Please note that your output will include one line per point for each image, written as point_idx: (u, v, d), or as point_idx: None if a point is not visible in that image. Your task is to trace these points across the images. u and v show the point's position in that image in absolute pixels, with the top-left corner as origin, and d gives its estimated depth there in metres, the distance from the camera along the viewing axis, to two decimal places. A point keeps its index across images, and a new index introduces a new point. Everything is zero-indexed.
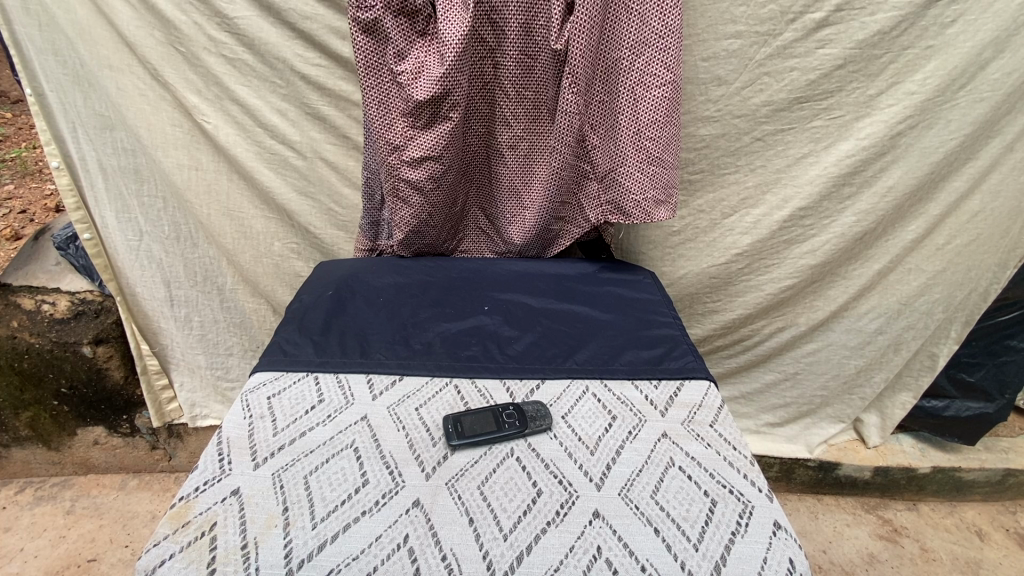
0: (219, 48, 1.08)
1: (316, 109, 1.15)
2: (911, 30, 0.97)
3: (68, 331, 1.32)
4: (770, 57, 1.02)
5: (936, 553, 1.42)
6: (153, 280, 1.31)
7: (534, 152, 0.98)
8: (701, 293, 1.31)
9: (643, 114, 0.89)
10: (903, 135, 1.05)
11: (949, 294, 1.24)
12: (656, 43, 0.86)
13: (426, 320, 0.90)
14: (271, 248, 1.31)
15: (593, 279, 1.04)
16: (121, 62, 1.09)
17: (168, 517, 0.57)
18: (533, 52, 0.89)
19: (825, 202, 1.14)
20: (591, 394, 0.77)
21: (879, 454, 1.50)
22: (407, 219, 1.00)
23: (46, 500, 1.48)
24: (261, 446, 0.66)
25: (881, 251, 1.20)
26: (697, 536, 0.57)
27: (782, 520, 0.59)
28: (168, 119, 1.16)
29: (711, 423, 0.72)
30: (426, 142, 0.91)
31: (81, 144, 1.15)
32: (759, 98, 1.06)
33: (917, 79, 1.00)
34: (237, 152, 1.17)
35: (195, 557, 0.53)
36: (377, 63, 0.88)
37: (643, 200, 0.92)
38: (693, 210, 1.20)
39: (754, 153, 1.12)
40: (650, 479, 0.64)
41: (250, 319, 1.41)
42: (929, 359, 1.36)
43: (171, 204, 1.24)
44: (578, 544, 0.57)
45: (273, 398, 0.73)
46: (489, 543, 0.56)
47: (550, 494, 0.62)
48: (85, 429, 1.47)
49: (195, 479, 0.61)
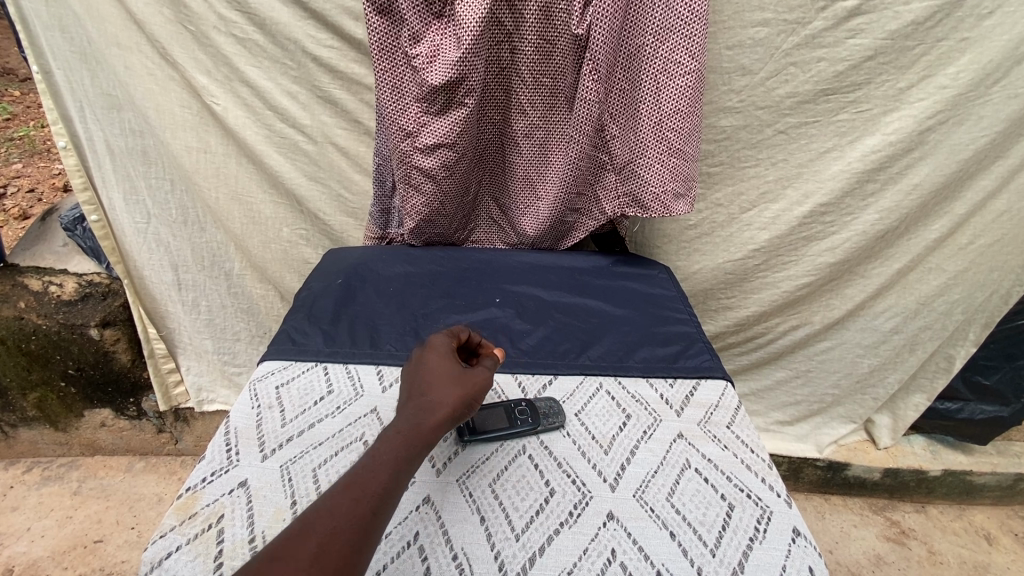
0: (228, 27, 1.06)
1: (327, 92, 1.12)
2: (946, 21, 0.93)
3: (75, 314, 1.30)
4: (798, 46, 0.98)
5: (943, 556, 1.41)
6: (160, 264, 1.30)
7: (549, 141, 0.95)
8: (715, 288, 1.29)
9: (664, 104, 0.86)
10: (932, 130, 1.02)
11: (969, 294, 1.21)
12: (681, 30, 0.82)
13: (436, 312, 0.89)
14: (279, 234, 1.29)
15: (606, 272, 1.02)
16: (128, 40, 1.06)
17: (174, 509, 0.56)
18: (551, 37, 0.86)
19: (848, 198, 1.11)
20: (605, 392, 0.75)
21: (890, 455, 1.48)
22: (419, 207, 0.98)
23: (53, 481, 1.49)
24: (269, 437, 0.65)
25: (903, 250, 1.17)
26: (714, 542, 0.56)
27: (802, 527, 0.58)
28: (176, 100, 1.13)
29: (728, 424, 0.70)
30: (439, 130, 0.89)
31: (88, 124, 1.14)
32: (783, 89, 1.02)
33: (949, 73, 0.96)
34: (247, 135, 1.15)
35: (201, 550, 0.52)
36: (391, 45, 0.85)
37: (662, 192, 0.90)
38: (710, 204, 1.17)
39: (775, 147, 1.09)
40: (665, 481, 0.62)
41: (258, 305, 1.40)
42: (945, 360, 1.33)
43: (178, 186, 1.23)
44: (592, 547, 0.55)
45: (282, 387, 0.72)
46: (501, 543, 0.55)
47: (563, 494, 0.60)
48: (91, 411, 1.47)
49: (201, 470, 0.60)
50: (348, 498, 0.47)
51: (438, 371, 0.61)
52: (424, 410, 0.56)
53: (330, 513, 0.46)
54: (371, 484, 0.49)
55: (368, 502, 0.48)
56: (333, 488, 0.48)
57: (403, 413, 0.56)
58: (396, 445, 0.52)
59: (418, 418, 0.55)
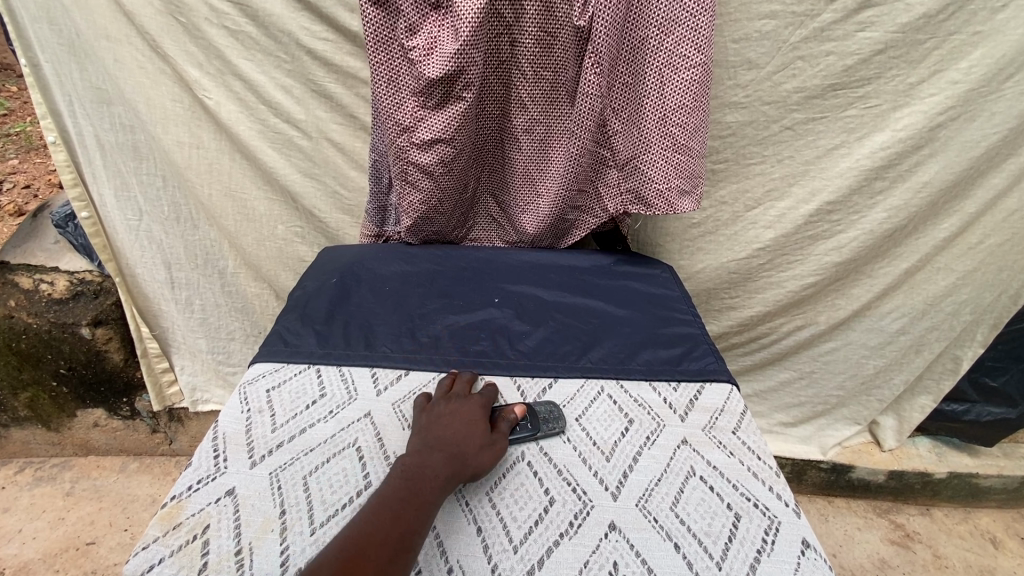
0: (220, 18, 1.03)
1: (322, 86, 1.10)
2: (959, 13, 0.90)
3: (66, 313, 1.28)
4: (806, 39, 0.95)
5: (948, 560, 1.39)
6: (153, 262, 1.28)
7: (550, 137, 0.93)
8: (719, 288, 1.26)
9: (669, 98, 0.83)
10: (942, 126, 0.99)
11: (978, 294, 1.19)
12: (687, 21, 0.79)
13: (433, 312, 0.86)
14: (274, 232, 1.27)
15: (608, 272, 0.99)
16: (117, 32, 1.04)
17: (158, 519, 0.53)
18: (553, 29, 0.83)
19: (855, 196, 1.08)
20: (607, 396, 0.73)
21: (895, 457, 1.46)
22: (416, 204, 0.95)
23: (45, 481, 1.47)
24: (258, 443, 0.62)
25: (911, 250, 1.14)
26: (720, 554, 0.53)
27: (811, 539, 0.55)
28: (167, 95, 1.10)
29: (734, 430, 0.68)
30: (436, 124, 0.86)
31: (77, 118, 1.11)
32: (791, 84, 1.00)
33: (961, 67, 0.94)
34: (240, 130, 1.13)
35: (185, 563, 0.50)
36: (387, 36, 0.83)
37: (666, 189, 0.87)
38: (714, 201, 1.14)
39: (781, 143, 1.06)
40: (669, 490, 0.60)
41: (253, 304, 1.37)
42: (952, 362, 1.31)
43: (171, 182, 1.20)
44: (593, 559, 0.53)
45: (273, 391, 0.69)
46: (498, 555, 0.53)
47: (563, 503, 0.58)
48: (83, 411, 1.45)
49: (187, 478, 0.58)
50: (396, 533, 0.50)
51: (469, 421, 0.62)
52: (457, 459, 0.58)
53: (383, 541, 0.49)
54: (418, 519, 0.52)
55: (413, 542, 0.50)
56: (383, 514, 0.51)
57: (438, 456, 0.57)
58: (435, 490, 0.54)
59: (454, 466, 0.57)
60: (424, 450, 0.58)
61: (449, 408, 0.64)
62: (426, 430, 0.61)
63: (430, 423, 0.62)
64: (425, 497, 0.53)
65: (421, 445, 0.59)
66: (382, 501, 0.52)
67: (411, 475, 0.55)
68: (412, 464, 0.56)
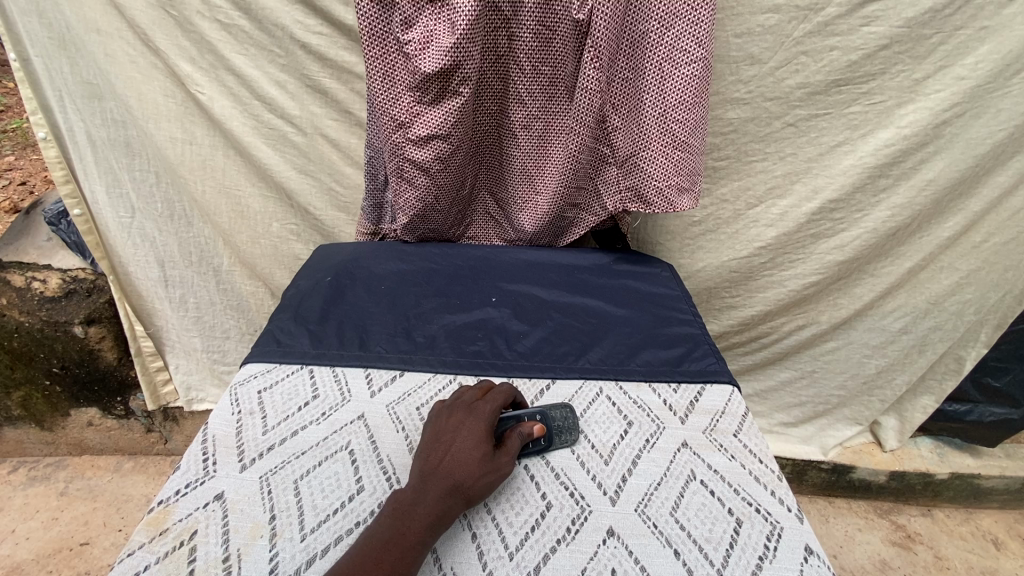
0: (212, 12, 1.01)
1: (316, 81, 1.08)
2: (965, 8, 0.88)
3: (58, 311, 1.26)
4: (810, 34, 0.93)
5: (950, 561, 1.38)
6: (146, 260, 1.26)
7: (548, 134, 0.91)
8: (720, 287, 1.25)
9: (669, 94, 0.81)
10: (948, 123, 0.97)
11: (982, 294, 1.17)
12: (688, 15, 0.78)
13: (429, 312, 0.85)
14: (269, 229, 1.25)
15: (607, 271, 0.98)
16: (109, 26, 1.02)
17: (145, 525, 0.52)
18: (551, 22, 0.81)
19: (858, 194, 1.07)
20: (605, 398, 0.71)
21: (896, 458, 1.45)
22: (412, 202, 0.94)
23: (39, 481, 1.46)
24: (249, 446, 0.61)
25: (915, 248, 1.13)
26: (721, 561, 0.52)
27: (815, 545, 0.54)
28: (159, 89, 1.09)
29: (735, 432, 0.66)
30: (432, 120, 0.85)
31: (68, 114, 1.09)
32: (794, 79, 0.98)
33: (968, 63, 0.92)
34: (233, 126, 1.11)
35: (171, 570, 0.49)
36: (382, 30, 0.81)
37: (665, 186, 0.85)
38: (715, 199, 1.13)
39: (784, 140, 1.05)
40: (669, 494, 0.59)
41: (248, 302, 1.36)
42: (955, 362, 1.29)
43: (164, 179, 1.18)
44: (591, 566, 0.52)
45: (264, 392, 0.68)
46: (494, 562, 0.51)
47: (560, 508, 0.57)
48: (77, 410, 1.44)
49: (175, 482, 0.56)
50: None
51: (472, 447, 0.57)
52: (454, 493, 0.53)
53: None
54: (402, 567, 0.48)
55: None
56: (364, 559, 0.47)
57: (432, 491, 0.53)
58: (423, 531, 0.50)
59: (448, 503, 0.52)
60: (420, 481, 0.54)
61: (454, 429, 0.59)
62: (426, 455, 0.57)
63: (430, 445, 0.58)
64: (413, 538, 0.49)
65: (419, 475, 0.55)
66: (367, 540, 0.49)
67: (400, 513, 0.51)
68: (404, 500, 0.52)
